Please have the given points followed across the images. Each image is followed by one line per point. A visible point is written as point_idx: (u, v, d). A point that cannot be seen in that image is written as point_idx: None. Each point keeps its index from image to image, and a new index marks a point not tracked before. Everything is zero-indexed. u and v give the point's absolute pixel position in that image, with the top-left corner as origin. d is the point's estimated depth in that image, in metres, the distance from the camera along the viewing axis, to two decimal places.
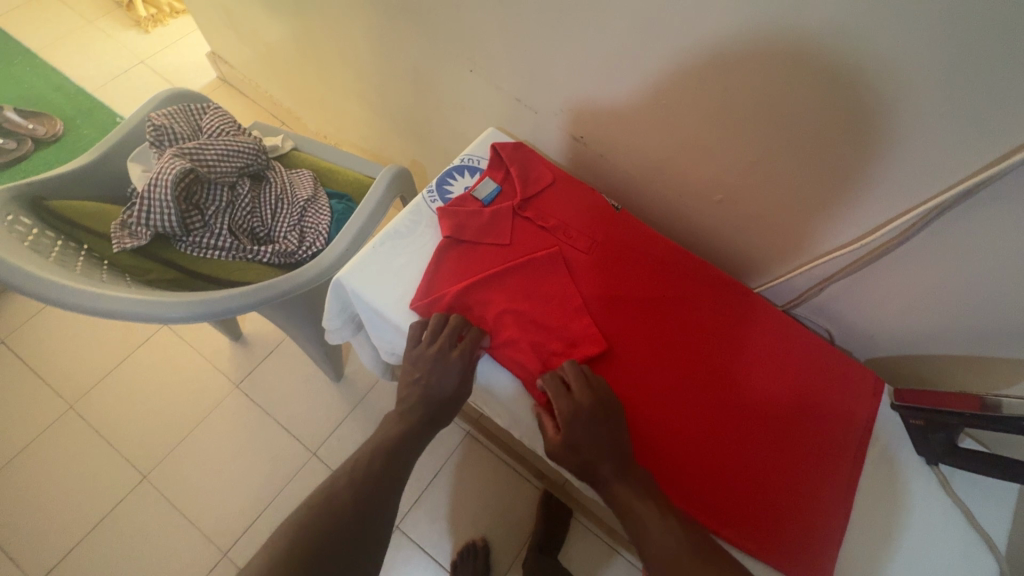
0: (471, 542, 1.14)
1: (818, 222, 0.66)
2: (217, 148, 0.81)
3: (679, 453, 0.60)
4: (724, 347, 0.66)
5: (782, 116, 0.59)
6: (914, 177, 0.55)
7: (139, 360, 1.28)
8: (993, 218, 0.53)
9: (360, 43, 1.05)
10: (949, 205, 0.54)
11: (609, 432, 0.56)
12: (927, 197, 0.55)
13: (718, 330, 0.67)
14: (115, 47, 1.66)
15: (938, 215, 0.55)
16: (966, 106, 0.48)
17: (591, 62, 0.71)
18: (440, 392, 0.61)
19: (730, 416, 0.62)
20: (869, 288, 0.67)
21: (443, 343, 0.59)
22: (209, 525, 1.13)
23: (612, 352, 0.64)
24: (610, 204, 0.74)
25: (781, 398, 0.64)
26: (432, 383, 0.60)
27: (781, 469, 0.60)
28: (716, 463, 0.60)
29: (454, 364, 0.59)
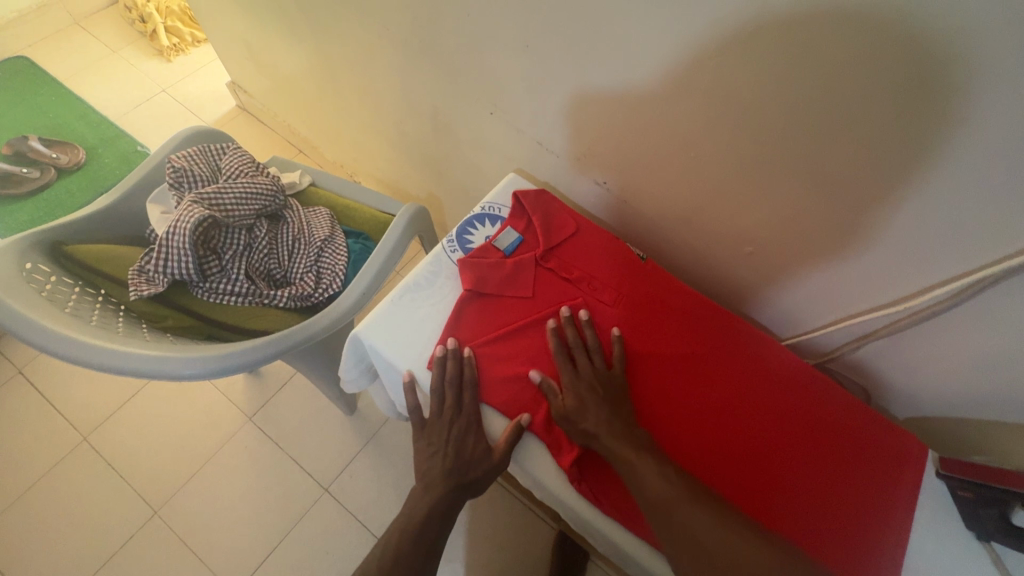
0: None
1: (858, 277, 0.63)
2: (235, 192, 0.81)
3: (697, 466, 0.59)
4: (722, 354, 0.65)
5: (822, 170, 0.57)
6: (966, 238, 0.52)
7: (154, 391, 1.28)
8: None
9: (380, 79, 1.05)
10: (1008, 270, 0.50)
11: (610, 396, 0.59)
12: (986, 255, 0.52)
13: (734, 345, 0.66)
14: (138, 76, 1.68)
15: (996, 276, 0.52)
16: None
17: (617, 109, 0.70)
18: (461, 455, 0.59)
19: (745, 422, 0.62)
20: (910, 347, 0.64)
21: (451, 402, 0.60)
22: (218, 563, 1.12)
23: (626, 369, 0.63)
24: (636, 254, 0.71)
25: (793, 410, 0.63)
26: (453, 446, 0.60)
27: (808, 489, 0.59)
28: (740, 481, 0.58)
29: (467, 418, 0.60)
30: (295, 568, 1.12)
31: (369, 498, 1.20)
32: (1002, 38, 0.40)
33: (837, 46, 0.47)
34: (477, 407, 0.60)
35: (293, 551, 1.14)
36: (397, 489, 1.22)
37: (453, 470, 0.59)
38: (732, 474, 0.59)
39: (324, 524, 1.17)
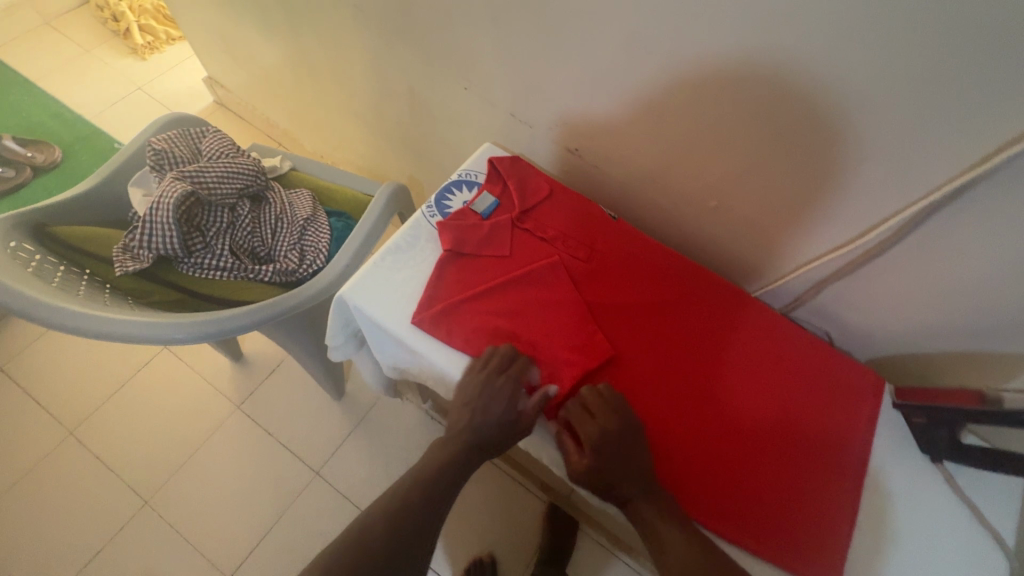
0: (479, 557, 1.13)
1: (815, 224, 0.66)
2: (216, 171, 0.82)
3: (712, 515, 0.57)
4: (722, 380, 0.64)
5: (775, 121, 0.60)
6: (903, 177, 0.56)
7: (139, 384, 1.28)
8: (983, 213, 0.53)
9: (356, 64, 1.07)
10: (942, 202, 0.55)
11: (638, 451, 0.56)
12: (922, 191, 0.56)
13: (737, 368, 0.65)
14: (112, 75, 1.68)
15: (931, 211, 0.56)
16: (955, 108, 0.49)
17: (584, 77, 0.73)
18: (490, 416, 0.59)
19: (744, 451, 0.60)
20: (865, 288, 0.68)
21: (507, 376, 0.58)
22: (211, 549, 1.13)
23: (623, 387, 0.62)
24: (607, 213, 0.74)
25: (795, 430, 0.62)
26: (479, 408, 0.59)
27: (806, 514, 0.58)
28: (752, 519, 0.57)
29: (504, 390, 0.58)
30: (289, 549, 1.14)
31: (361, 479, 1.22)
32: None
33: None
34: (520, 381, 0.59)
35: (285, 534, 1.16)
36: (387, 469, 1.24)
37: (478, 427, 0.60)
38: (733, 513, 0.57)
39: (316, 505, 1.19)
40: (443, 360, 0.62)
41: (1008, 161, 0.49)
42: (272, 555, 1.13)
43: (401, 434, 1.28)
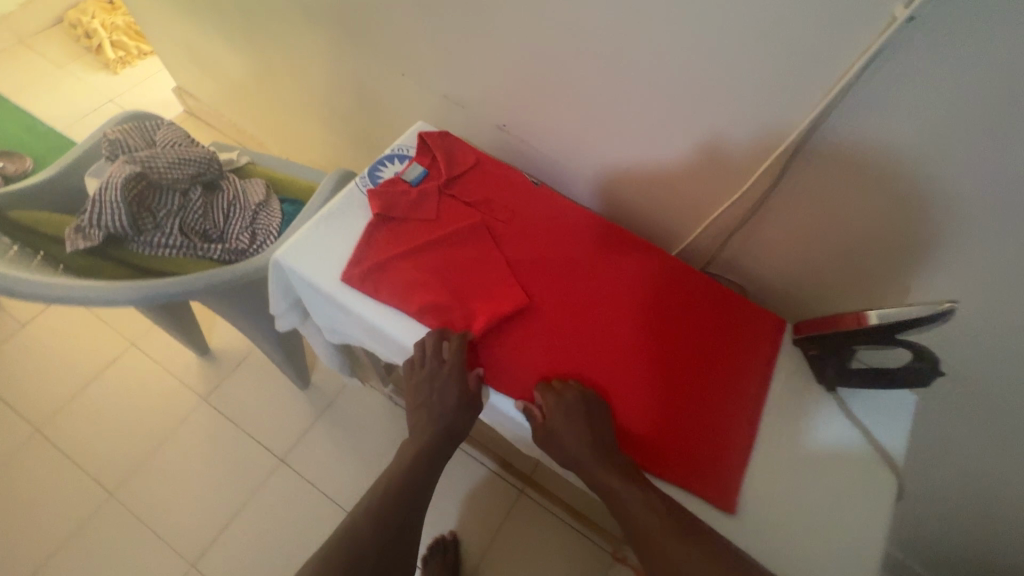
0: (440, 537, 1.16)
1: (711, 176, 0.73)
2: (167, 157, 0.87)
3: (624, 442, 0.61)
4: (638, 323, 0.68)
5: (665, 77, 0.67)
6: (770, 119, 0.63)
7: (107, 380, 1.30)
8: (840, 146, 0.60)
9: (308, 62, 1.13)
10: (806, 135, 0.61)
11: (590, 425, 0.59)
12: (789, 131, 0.62)
13: (650, 310, 0.70)
14: (85, 89, 1.73)
15: (799, 147, 0.62)
16: (801, 49, 0.56)
17: (505, 56, 0.80)
18: (446, 402, 0.65)
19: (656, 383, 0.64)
20: (762, 236, 0.74)
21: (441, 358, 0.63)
22: (177, 538, 1.15)
23: (540, 330, 0.66)
24: (530, 180, 0.79)
25: (703, 363, 0.66)
26: (434, 396, 0.65)
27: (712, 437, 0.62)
28: (674, 453, 0.60)
29: (447, 375, 0.62)
30: (254, 535, 1.16)
31: (325, 466, 1.25)
32: None
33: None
34: (460, 363, 0.63)
35: (250, 521, 1.18)
36: (352, 455, 1.27)
37: (438, 416, 0.65)
38: (645, 440, 0.61)
39: (281, 492, 1.21)
40: (371, 314, 0.67)
41: (842, 92, 0.56)
42: (238, 541, 1.15)
43: (366, 421, 1.31)
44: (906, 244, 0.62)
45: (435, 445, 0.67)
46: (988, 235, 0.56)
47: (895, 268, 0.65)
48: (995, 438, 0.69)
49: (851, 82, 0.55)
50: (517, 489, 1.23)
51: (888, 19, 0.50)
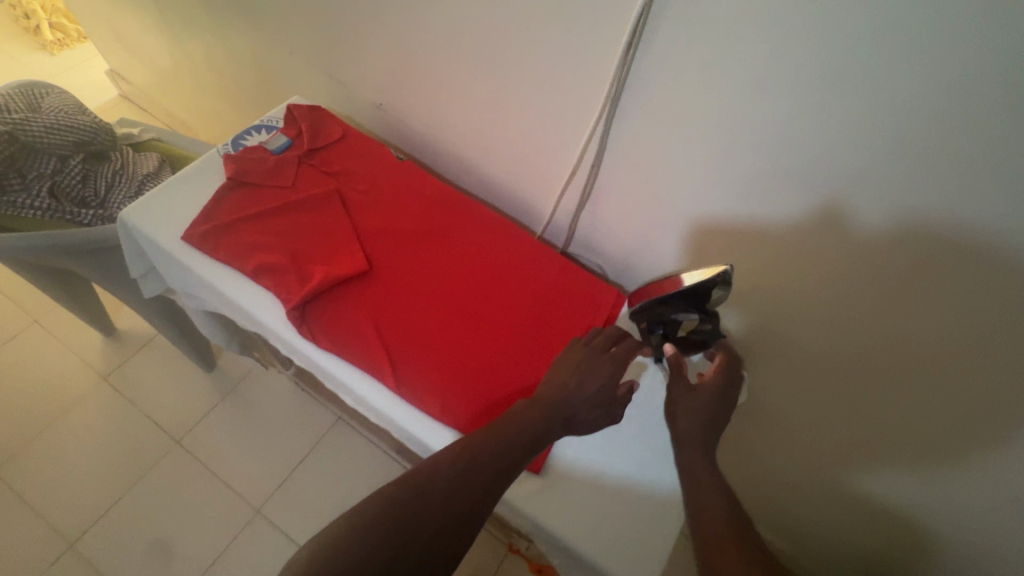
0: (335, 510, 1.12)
1: (554, 150, 0.77)
2: (47, 121, 0.88)
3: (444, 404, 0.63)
4: (480, 295, 0.70)
5: (499, 53, 0.72)
6: (587, 90, 0.67)
7: (4, 356, 1.28)
8: (642, 115, 0.65)
9: (218, 44, 1.15)
10: (615, 99, 0.65)
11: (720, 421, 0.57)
12: (597, 104, 0.68)
13: (493, 283, 0.71)
14: (19, 68, 1.73)
15: (611, 120, 0.68)
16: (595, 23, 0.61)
17: (379, 38, 0.83)
18: (585, 387, 0.59)
19: (486, 353, 0.66)
20: (605, 211, 0.79)
21: (619, 349, 0.62)
22: (58, 516, 1.12)
23: (376, 294, 0.68)
24: (395, 155, 0.81)
25: (535, 334, 0.68)
26: (581, 378, 0.59)
27: None
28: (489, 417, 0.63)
29: (605, 364, 0.60)
30: (141, 515, 1.14)
31: (223, 448, 1.23)
32: None
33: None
34: (623, 359, 0.61)
35: (138, 501, 1.16)
36: (253, 439, 1.25)
37: (564, 401, 0.57)
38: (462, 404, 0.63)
39: (173, 474, 1.19)
40: (209, 274, 0.67)
41: (626, 64, 0.61)
42: (123, 522, 1.13)
43: (270, 405, 1.30)
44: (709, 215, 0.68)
45: (532, 434, 0.55)
46: (762, 202, 0.62)
47: (709, 244, 0.71)
48: (796, 390, 0.78)
49: (629, 55, 0.61)
50: None
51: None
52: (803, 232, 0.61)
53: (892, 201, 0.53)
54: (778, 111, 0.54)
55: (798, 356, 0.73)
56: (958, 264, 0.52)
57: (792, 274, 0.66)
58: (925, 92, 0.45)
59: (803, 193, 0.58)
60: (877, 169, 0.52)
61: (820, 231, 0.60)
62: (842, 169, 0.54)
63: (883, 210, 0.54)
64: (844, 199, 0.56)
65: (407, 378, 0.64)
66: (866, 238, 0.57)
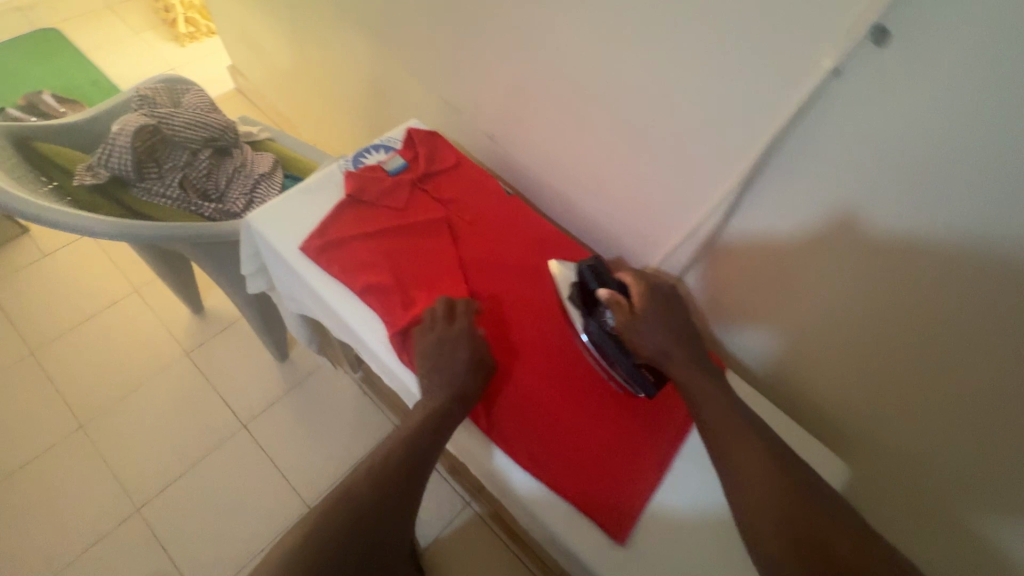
0: None
1: (671, 210, 0.75)
2: (186, 117, 0.94)
3: (530, 450, 0.63)
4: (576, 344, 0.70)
5: (630, 109, 0.70)
6: (721, 158, 0.64)
7: (104, 319, 1.38)
8: (782, 194, 0.61)
9: (339, 57, 1.21)
10: (752, 174, 0.62)
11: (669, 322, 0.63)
12: (730, 174, 0.64)
13: None
14: (153, 56, 1.89)
15: (743, 193, 0.64)
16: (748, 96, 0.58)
17: (503, 73, 0.84)
18: (451, 367, 0.61)
19: (576, 404, 0.66)
20: (714, 279, 0.75)
21: (462, 321, 0.64)
22: (129, 480, 1.19)
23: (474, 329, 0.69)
24: (505, 189, 0.82)
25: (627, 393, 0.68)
26: (441, 364, 0.61)
27: (614, 464, 0.63)
28: (575, 471, 0.62)
29: (456, 337, 0.63)
30: (201, 492, 1.19)
31: (283, 440, 1.27)
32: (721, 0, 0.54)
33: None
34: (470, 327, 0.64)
35: (201, 477, 1.21)
36: (312, 435, 1.29)
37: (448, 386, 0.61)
38: (547, 454, 0.63)
39: (235, 457, 1.24)
40: (320, 286, 0.70)
41: (775, 141, 0.58)
42: (185, 495, 1.19)
43: (332, 404, 1.33)
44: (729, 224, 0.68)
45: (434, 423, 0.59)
46: (831, 253, 0.60)
47: (831, 332, 0.66)
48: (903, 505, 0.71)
49: (781, 134, 0.57)
50: (464, 501, 1.22)
51: (817, 69, 0.51)
52: (917, 326, 0.57)
53: (910, 207, 0.51)
54: (949, 217, 0.49)
55: (809, 377, 0.73)
56: (977, 277, 0.49)
57: (809, 295, 0.65)
58: (945, 84, 0.44)
59: (829, 203, 0.57)
60: (895, 170, 0.51)
61: (840, 245, 0.58)
62: (861, 174, 0.53)
63: (904, 219, 0.52)
64: (864, 208, 0.54)
65: (498, 419, 0.65)
66: (879, 250, 0.55)
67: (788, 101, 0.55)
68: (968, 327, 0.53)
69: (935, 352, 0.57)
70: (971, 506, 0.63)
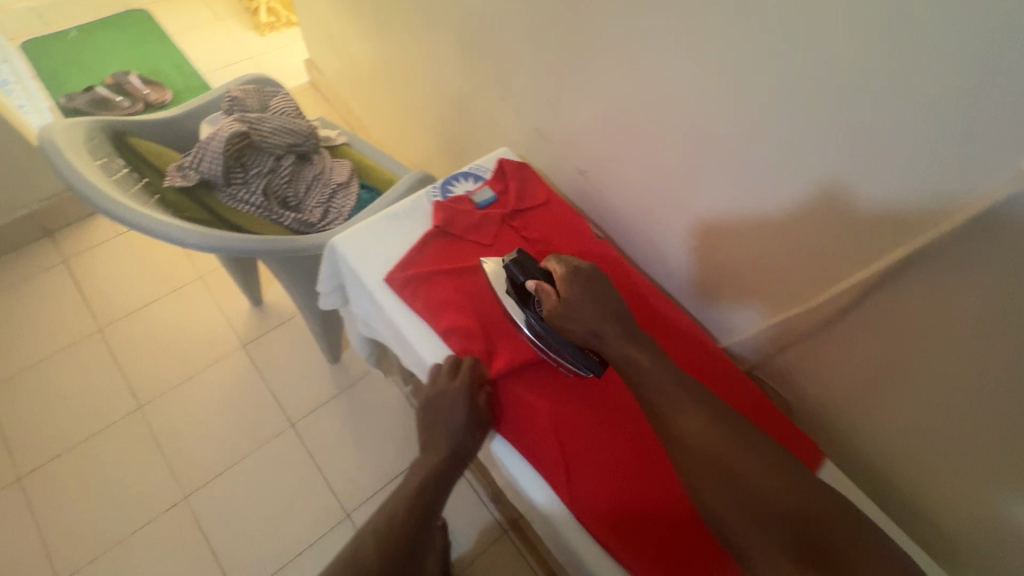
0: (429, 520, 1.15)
1: (784, 280, 0.69)
2: (274, 123, 0.94)
3: (610, 523, 0.58)
4: None
5: (752, 171, 0.65)
6: (858, 237, 0.58)
7: (169, 303, 1.42)
8: (932, 294, 0.54)
9: (423, 66, 1.19)
10: (896, 268, 0.56)
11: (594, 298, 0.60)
12: (869, 261, 0.58)
13: None
14: (234, 43, 1.93)
15: (881, 282, 0.58)
16: (912, 183, 0.51)
17: (602, 108, 0.80)
18: (455, 420, 0.62)
19: (665, 477, 0.60)
20: (820, 359, 0.69)
21: (465, 379, 0.62)
22: (181, 466, 1.22)
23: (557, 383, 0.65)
24: (595, 233, 0.79)
25: None
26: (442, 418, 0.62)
27: (705, 552, 0.57)
28: (661, 555, 0.57)
29: (457, 392, 0.62)
30: (247, 487, 1.21)
31: (329, 443, 1.27)
32: (893, 74, 0.48)
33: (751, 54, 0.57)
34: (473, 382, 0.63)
35: (248, 471, 1.22)
36: (357, 441, 1.28)
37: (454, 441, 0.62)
38: (627, 530, 0.58)
39: (282, 455, 1.25)
40: (401, 321, 0.67)
41: (935, 238, 0.51)
42: (232, 488, 1.20)
43: (379, 411, 1.33)
44: (763, 232, 0.68)
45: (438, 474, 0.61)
46: (978, 359, 0.53)
47: (960, 438, 0.59)
48: None
49: (945, 234, 0.50)
50: (501, 529, 1.20)
51: (1013, 170, 0.44)
52: None
53: (898, 179, 0.52)
54: None
55: (917, 475, 0.66)
56: (965, 240, 0.49)
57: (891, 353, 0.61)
58: (998, 87, 0.43)
59: (812, 180, 0.59)
60: (941, 178, 0.49)
61: (829, 222, 0.60)
62: (845, 150, 0.55)
63: (893, 192, 0.53)
64: (849, 184, 0.56)
65: (577, 485, 0.60)
66: (866, 226, 0.57)
67: (964, 196, 0.48)
68: (954, 302, 0.53)
69: (968, 374, 0.55)
70: (962, 491, 0.62)
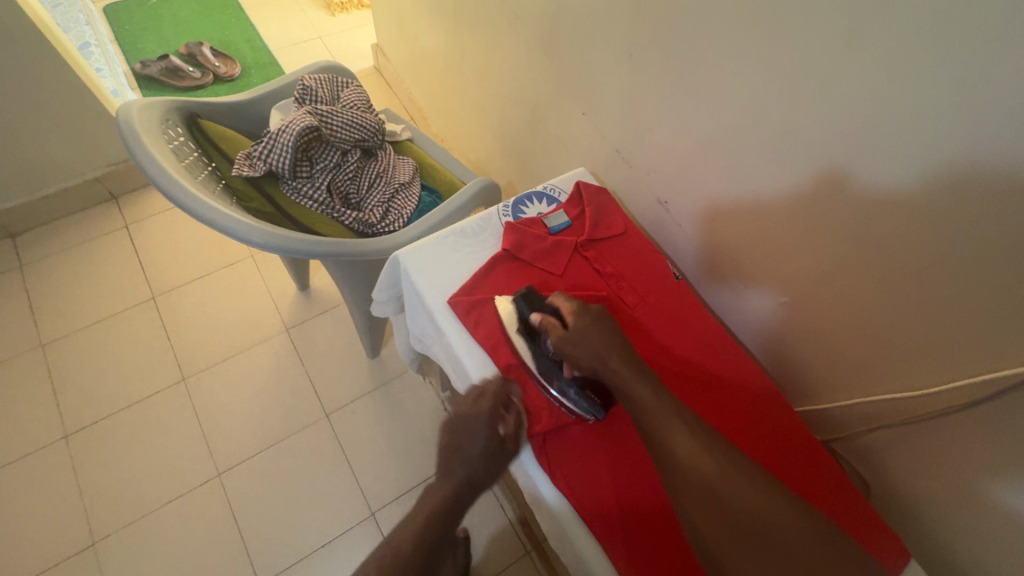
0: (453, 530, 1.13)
1: (886, 357, 0.62)
2: (344, 117, 0.91)
3: None
4: None
5: (873, 229, 0.58)
6: (994, 326, 0.51)
7: (220, 278, 1.43)
8: None
9: (497, 65, 1.15)
10: None
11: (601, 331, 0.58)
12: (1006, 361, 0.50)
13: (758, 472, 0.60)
14: (305, 21, 1.92)
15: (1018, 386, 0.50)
16: None
17: (697, 135, 0.74)
18: (474, 441, 0.60)
19: None
20: (916, 448, 0.61)
21: (487, 399, 0.60)
22: (217, 443, 1.23)
23: (616, 432, 0.60)
24: (671, 271, 0.74)
25: None
26: (462, 437, 0.61)
27: None
28: None
29: (480, 410, 0.59)
30: (278, 473, 1.21)
31: (360, 439, 1.26)
32: None
33: (896, 104, 0.51)
34: (496, 403, 0.60)
35: (280, 457, 1.23)
36: (388, 439, 1.27)
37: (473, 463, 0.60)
38: None
39: (314, 444, 1.25)
40: (460, 346, 0.64)
41: None
42: (262, 471, 1.21)
43: (412, 411, 1.31)
44: (872, 295, 0.61)
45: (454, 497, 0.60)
46: None
47: None
48: None
49: None
50: (523, 549, 1.15)
51: None
52: None
53: (958, 197, 0.49)
54: None
55: None
56: None
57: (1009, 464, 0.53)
58: None
59: (827, 174, 0.60)
60: None
61: (835, 204, 0.60)
62: (941, 188, 0.50)
63: (898, 172, 0.53)
64: (854, 163, 0.57)
65: (633, 551, 0.54)
66: (1010, 315, 0.49)
67: None
68: None
69: None
70: None
